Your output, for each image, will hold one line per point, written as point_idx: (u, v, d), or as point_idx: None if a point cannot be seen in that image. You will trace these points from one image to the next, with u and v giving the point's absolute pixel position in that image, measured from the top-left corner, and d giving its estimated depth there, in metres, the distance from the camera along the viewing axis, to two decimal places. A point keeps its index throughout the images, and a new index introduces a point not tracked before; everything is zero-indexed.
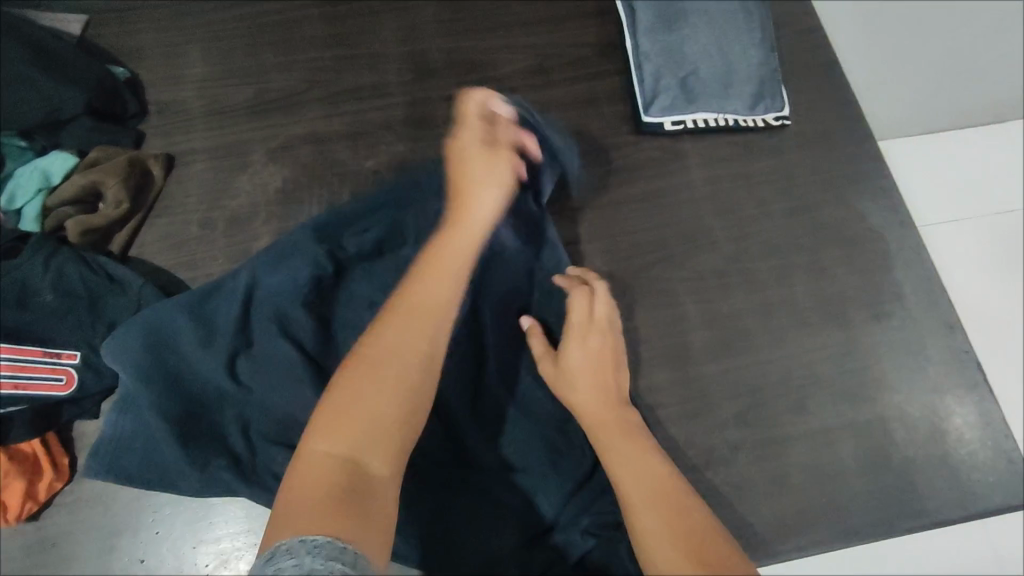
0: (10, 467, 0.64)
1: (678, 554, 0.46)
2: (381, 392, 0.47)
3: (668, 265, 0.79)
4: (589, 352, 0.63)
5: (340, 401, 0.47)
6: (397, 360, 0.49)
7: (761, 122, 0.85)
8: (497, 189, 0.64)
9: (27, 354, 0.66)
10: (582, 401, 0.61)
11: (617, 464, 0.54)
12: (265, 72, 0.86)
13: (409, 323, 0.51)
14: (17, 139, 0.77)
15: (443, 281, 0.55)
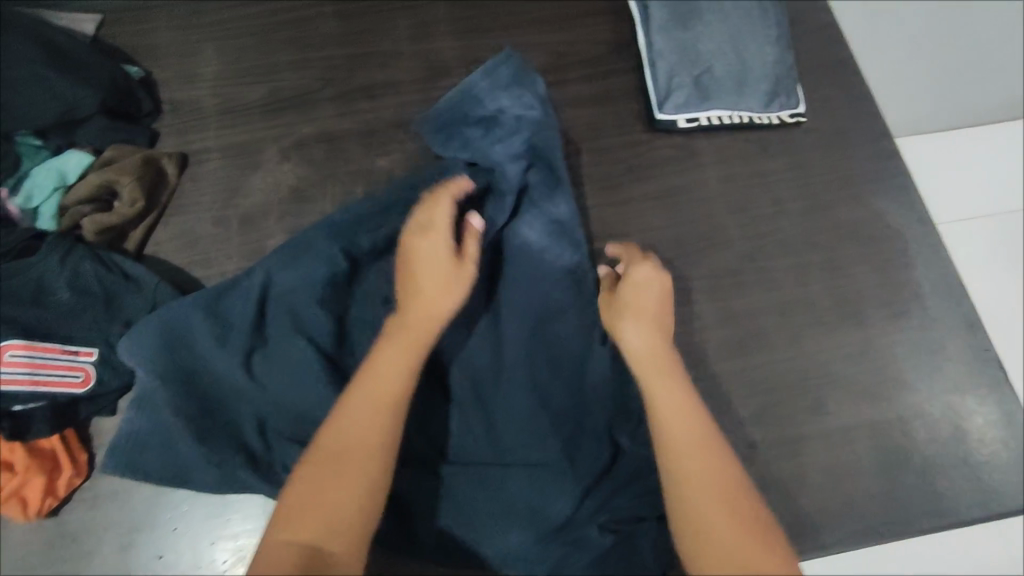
0: (28, 464, 0.64)
1: (718, 502, 0.49)
2: (337, 485, 0.49)
3: (683, 263, 0.78)
4: (645, 297, 0.65)
5: (300, 495, 0.49)
6: (353, 451, 0.51)
7: (775, 120, 0.84)
8: (451, 281, 0.62)
9: (45, 351, 0.66)
10: (631, 338, 0.63)
11: (659, 403, 0.56)
12: (279, 70, 0.86)
13: (367, 411, 0.53)
14: (32, 138, 0.76)
15: (400, 366, 0.56)
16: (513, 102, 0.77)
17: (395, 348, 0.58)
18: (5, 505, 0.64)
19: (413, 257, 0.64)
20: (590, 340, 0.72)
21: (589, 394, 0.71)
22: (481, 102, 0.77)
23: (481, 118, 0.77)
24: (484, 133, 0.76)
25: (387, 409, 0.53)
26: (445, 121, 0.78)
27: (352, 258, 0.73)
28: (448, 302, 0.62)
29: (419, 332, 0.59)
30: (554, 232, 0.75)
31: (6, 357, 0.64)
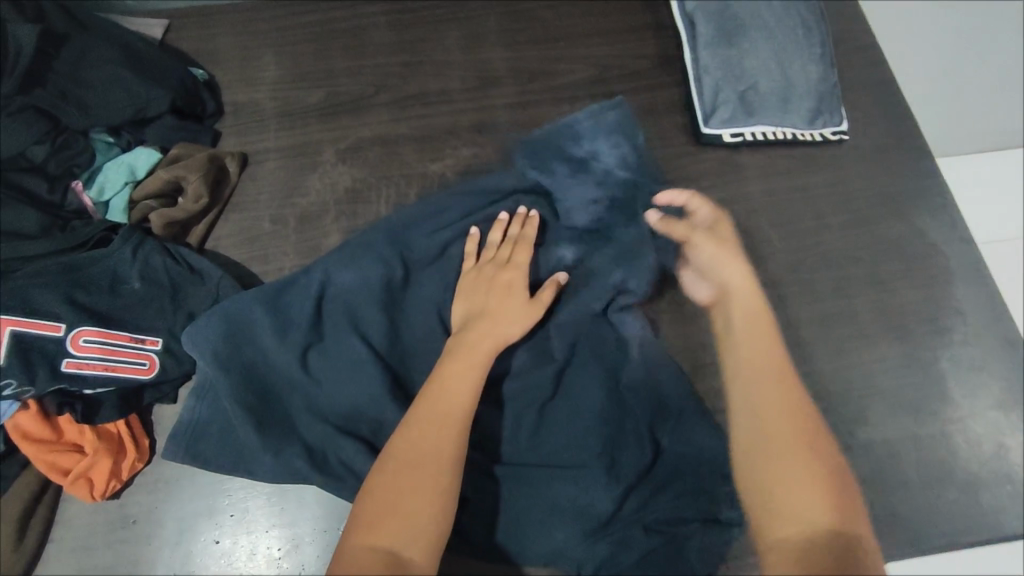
0: (98, 447, 0.66)
1: (786, 429, 0.54)
2: (414, 496, 0.53)
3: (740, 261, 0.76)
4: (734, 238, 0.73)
5: (378, 503, 0.53)
6: (426, 465, 0.55)
7: (818, 137, 0.86)
8: (511, 311, 0.68)
9: (116, 338, 0.68)
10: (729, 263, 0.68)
11: (745, 341, 0.62)
12: (336, 75, 0.89)
13: (436, 428, 0.57)
14: (105, 135, 0.79)
15: (464, 385, 0.61)
16: (611, 150, 0.79)
17: (460, 370, 0.62)
18: (73, 485, 0.65)
19: (483, 289, 0.70)
20: (632, 344, 0.75)
21: (634, 398, 0.72)
22: (580, 140, 0.79)
23: (574, 155, 0.79)
24: (572, 169, 0.78)
25: (455, 427, 0.58)
26: (539, 149, 0.80)
27: (406, 261, 0.75)
28: (506, 329, 0.67)
29: (480, 354, 0.64)
30: (597, 246, 0.76)
31: (81, 343, 0.67)
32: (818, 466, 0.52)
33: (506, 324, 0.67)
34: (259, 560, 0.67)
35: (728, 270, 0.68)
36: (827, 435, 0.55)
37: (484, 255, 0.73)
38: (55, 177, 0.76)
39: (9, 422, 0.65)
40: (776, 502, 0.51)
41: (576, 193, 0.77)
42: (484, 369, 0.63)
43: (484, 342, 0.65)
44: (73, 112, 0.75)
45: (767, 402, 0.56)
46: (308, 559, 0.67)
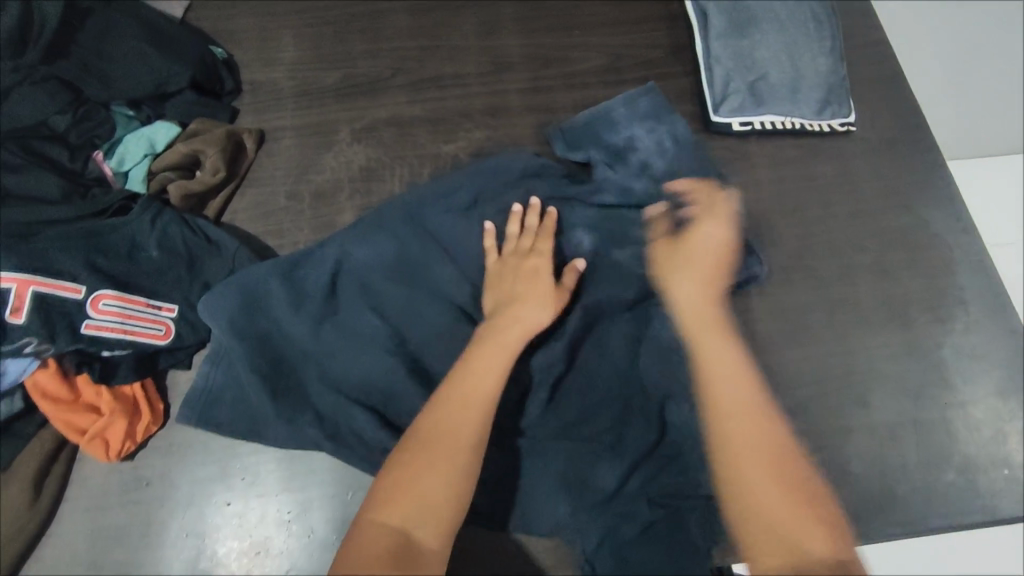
0: (115, 408, 0.67)
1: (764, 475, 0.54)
2: (430, 476, 0.54)
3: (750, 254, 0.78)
4: (710, 248, 0.70)
5: (394, 481, 0.54)
6: (445, 447, 0.56)
7: (827, 128, 0.88)
8: (537, 304, 0.68)
9: (133, 303, 0.69)
10: (687, 285, 0.68)
11: (714, 378, 0.60)
12: (354, 58, 0.90)
13: (459, 411, 0.58)
14: (125, 108, 0.81)
15: (491, 372, 0.61)
16: (648, 135, 0.84)
17: (488, 356, 0.63)
18: (89, 444, 0.66)
19: (506, 276, 0.71)
20: (641, 324, 0.75)
21: (639, 377, 0.74)
22: (616, 127, 0.85)
23: (612, 143, 0.84)
24: (610, 157, 0.83)
25: (477, 412, 0.58)
26: (578, 134, 0.85)
27: (418, 236, 0.76)
28: (533, 320, 0.67)
29: (508, 342, 0.64)
30: (607, 231, 0.78)
31: (100, 306, 0.67)
32: (787, 495, 0.54)
33: (533, 313, 0.67)
34: (269, 523, 0.68)
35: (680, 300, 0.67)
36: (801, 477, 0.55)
37: (505, 247, 0.74)
38: (76, 147, 0.76)
39: (28, 379, 0.65)
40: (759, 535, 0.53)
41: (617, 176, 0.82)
42: (512, 357, 0.63)
43: (512, 333, 0.65)
44: (96, 84, 0.77)
45: (752, 439, 0.56)
46: (318, 523, 0.68)
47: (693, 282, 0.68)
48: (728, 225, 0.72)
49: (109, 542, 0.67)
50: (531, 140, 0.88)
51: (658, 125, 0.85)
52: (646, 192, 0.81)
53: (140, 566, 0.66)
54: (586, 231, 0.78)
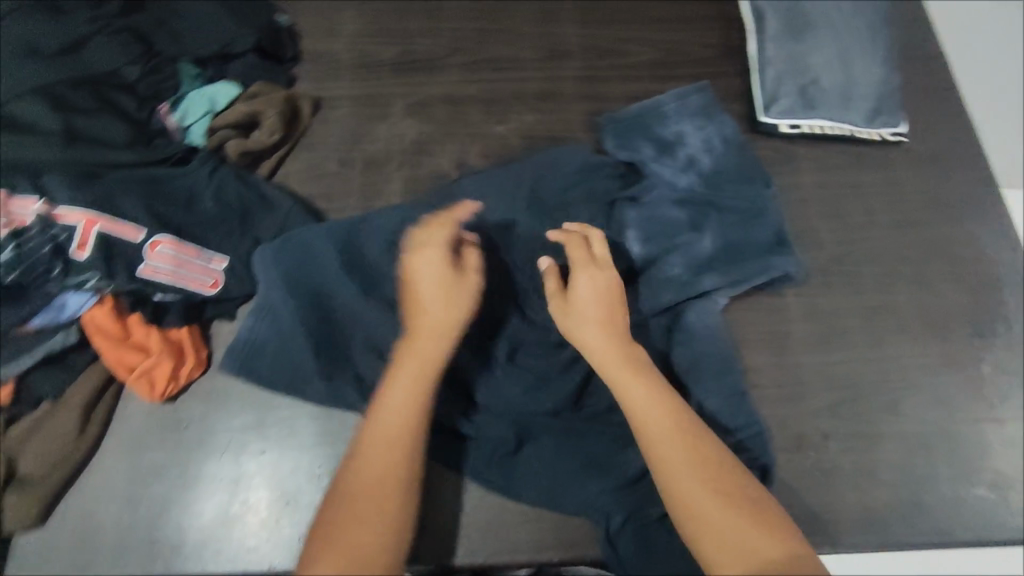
0: (162, 348, 0.69)
1: (706, 489, 0.55)
2: (364, 519, 0.53)
3: (788, 253, 0.78)
4: (597, 292, 0.66)
5: (323, 538, 0.52)
6: (372, 498, 0.54)
7: (876, 137, 0.87)
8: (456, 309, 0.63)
9: (187, 251, 0.71)
10: (589, 341, 0.64)
11: (638, 408, 0.60)
12: (413, 35, 0.92)
13: (371, 452, 0.56)
14: (190, 67, 0.81)
15: (412, 406, 0.58)
16: (697, 132, 0.85)
17: (395, 379, 0.59)
18: (136, 383, 0.68)
19: (412, 278, 0.64)
20: (674, 316, 0.76)
21: (673, 366, 0.74)
22: (666, 121, 0.86)
23: (663, 136, 0.85)
24: (658, 150, 0.84)
25: (401, 453, 0.56)
26: (628, 125, 0.86)
27: (465, 216, 0.78)
28: (446, 327, 0.62)
29: (426, 368, 0.60)
30: (653, 231, 0.80)
31: (156, 250, 0.69)
32: (735, 509, 0.54)
33: (439, 317, 0.62)
34: (300, 474, 0.70)
35: (598, 354, 0.63)
36: (740, 482, 0.57)
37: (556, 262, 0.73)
38: (143, 98, 0.77)
39: (84, 315, 0.67)
40: (720, 553, 0.52)
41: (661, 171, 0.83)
42: (424, 375, 0.60)
43: (425, 350, 0.61)
44: (167, 38, 0.80)
45: (682, 457, 0.57)
46: None
47: (594, 338, 0.64)
48: (602, 262, 0.68)
49: (147, 479, 0.69)
50: (580, 126, 0.89)
51: (707, 123, 0.86)
52: (689, 190, 0.82)
53: (172, 505, 0.68)
54: (633, 230, 0.80)
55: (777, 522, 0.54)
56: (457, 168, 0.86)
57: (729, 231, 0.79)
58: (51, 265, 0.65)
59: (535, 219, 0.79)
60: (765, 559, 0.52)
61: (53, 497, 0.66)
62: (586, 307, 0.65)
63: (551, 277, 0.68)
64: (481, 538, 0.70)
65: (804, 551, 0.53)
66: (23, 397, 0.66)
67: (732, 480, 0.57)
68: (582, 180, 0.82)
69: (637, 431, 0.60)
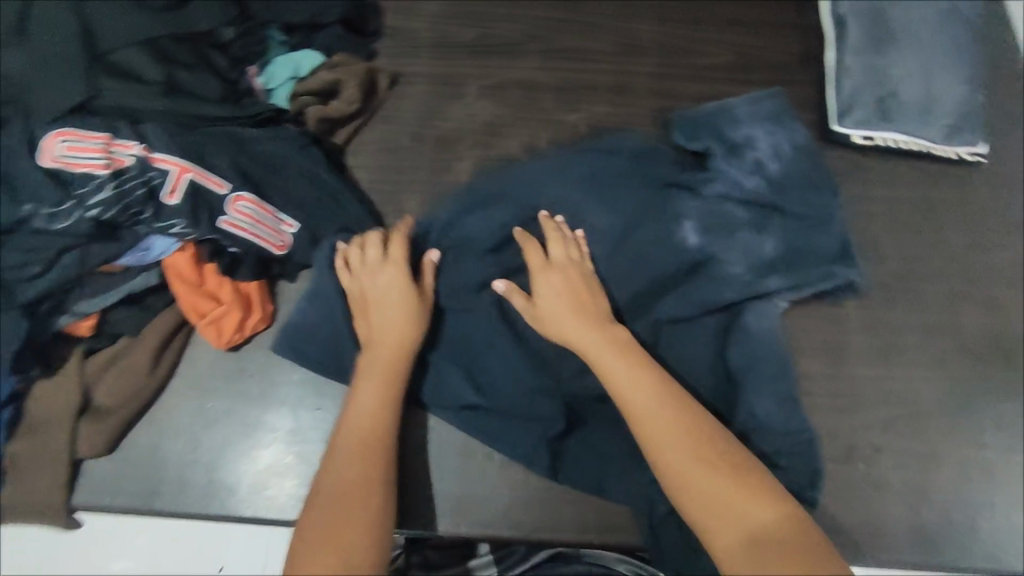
0: (233, 299, 0.72)
1: (694, 459, 0.57)
2: (342, 523, 0.56)
3: (853, 264, 0.77)
4: (559, 294, 0.69)
5: (309, 540, 0.55)
6: (349, 500, 0.58)
7: (953, 155, 0.86)
8: (410, 325, 0.69)
9: (265, 211, 0.72)
10: (568, 339, 0.67)
11: (626, 388, 0.62)
12: (491, 19, 0.94)
13: (342, 462, 0.61)
14: (277, 34, 0.84)
15: (376, 416, 0.64)
16: (768, 138, 0.82)
17: (360, 393, 0.65)
18: (206, 329, 0.71)
19: (374, 296, 0.69)
20: (732, 316, 0.76)
21: (728, 365, 0.74)
22: (737, 124, 0.82)
23: (732, 139, 0.82)
24: (726, 152, 0.81)
25: (372, 456, 0.61)
26: (695, 125, 0.83)
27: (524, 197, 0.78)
28: (403, 342, 0.68)
29: (390, 380, 0.66)
30: (712, 225, 0.78)
31: (236, 206, 0.70)
32: (725, 477, 0.56)
33: (396, 332, 0.68)
34: None
35: (584, 348, 0.66)
36: (729, 450, 0.58)
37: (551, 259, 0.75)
38: (235, 59, 0.80)
39: (166, 259, 0.70)
40: (714, 521, 0.54)
41: (722, 172, 0.80)
42: (386, 389, 0.66)
43: (387, 365, 0.67)
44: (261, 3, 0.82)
45: (671, 431, 0.59)
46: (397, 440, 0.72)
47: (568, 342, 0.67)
48: (559, 261, 0.72)
49: (209, 422, 0.72)
50: (650, 122, 0.89)
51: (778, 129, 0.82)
52: (757, 191, 0.79)
53: (233, 450, 0.71)
54: (689, 220, 0.79)
55: (768, 488, 0.56)
56: (526, 152, 0.87)
57: (792, 235, 0.78)
58: (144, 208, 0.66)
59: (596, 205, 0.79)
60: (756, 522, 0.53)
61: (124, 428, 0.70)
62: (552, 313, 0.68)
63: (513, 293, 0.71)
64: (524, 512, 0.71)
65: (795, 512, 0.55)
66: (104, 332, 0.70)
67: (722, 449, 0.58)
68: (645, 171, 0.81)
69: (623, 411, 0.62)
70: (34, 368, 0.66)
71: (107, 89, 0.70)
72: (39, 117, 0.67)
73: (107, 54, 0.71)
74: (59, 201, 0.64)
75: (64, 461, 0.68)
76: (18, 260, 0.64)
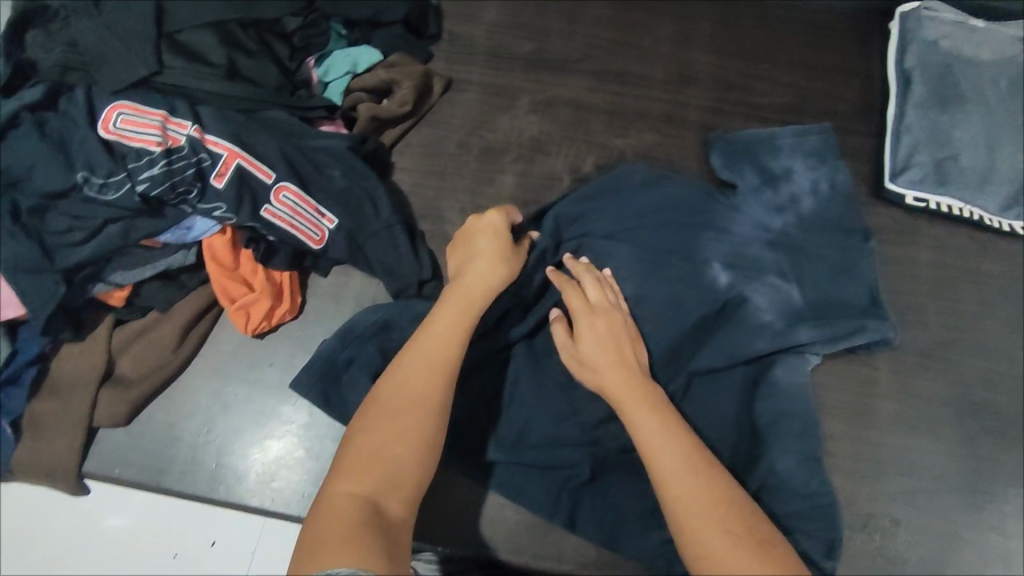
0: (264, 286, 0.72)
1: (715, 525, 0.55)
2: (392, 444, 0.55)
3: (883, 318, 0.75)
4: (600, 338, 0.68)
5: (358, 448, 0.54)
6: (405, 415, 0.56)
7: (1008, 227, 0.83)
8: (494, 263, 0.68)
9: (305, 205, 0.71)
10: (607, 384, 0.66)
11: (652, 447, 0.60)
12: (549, 34, 0.93)
13: (408, 374, 0.58)
14: (340, 27, 0.85)
15: (450, 335, 0.61)
16: (807, 172, 0.83)
17: (441, 309, 0.63)
18: (234, 313, 0.71)
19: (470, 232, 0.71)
20: (761, 367, 0.74)
21: (750, 417, 0.72)
22: (778, 154, 0.85)
23: (771, 170, 0.84)
24: (761, 181, 0.83)
25: (440, 377, 0.59)
26: (741, 148, 0.85)
27: (557, 221, 0.80)
28: (489, 275, 0.67)
29: (467, 308, 0.64)
30: (740, 265, 0.77)
31: (280, 196, 0.70)
32: (744, 548, 0.54)
33: (481, 263, 0.68)
34: None
35: (620, 398, 0.65)
36: (752, 521, 0.56)
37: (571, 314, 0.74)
38: (296, 49, 0.80)
39: (206, 240, 0.70)
40: None
41: (749, 209, 0.81)
42: (467, 312, 0.64)
43: (469, 292, 0.65)
44: None
45: (694, 492, 0.57)
46: None
47: (610, 384, 0.66)
48: (602, 304, 0.71)
49: (226, 406, 0.72)
50: (699, 156, 0.88)
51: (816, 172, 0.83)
52: (780, 230, 0.80)
53: (245, 437, 0.71)
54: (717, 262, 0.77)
55: (789, 565, 0.53)
56: (570, 172, 0.86)
57: (823, 285, 0.78)
58: (191, 187, 0.66)
59: (631, 228, 0.79)
60: None
61: (143, 401, 0.71)
62: (592, 357, 0.68)
63: (558, 324, 0.71)
64: (526, 539, 0.70)
65: None
66: (134, 304, 0.71)
67: (745, 519, 0.56)
68: (682, 207, 0.80)
69: (648, 468, 0.60)
70: (64, 331, 0.67)
71: (170, 67, 0.71)
72: (102, 89, 0.68)
73: (175, 32, 0.72)
74: (110, 172, 0.64)
75: (81, 428, 0.68)
76: (62, 226, 0.64)
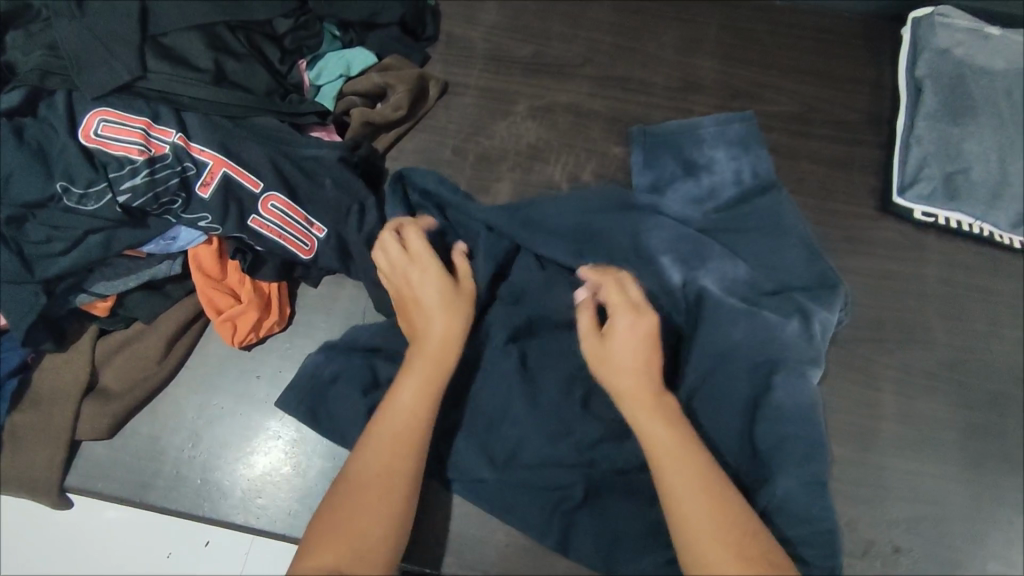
0: (252, 298, 0.70)
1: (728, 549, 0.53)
2: (361, 521, 0.53)
3: (825, 298, 0.74)
4: (637, 339, 0.64)
5: (327, 524, 0.53)
6: (375, 489, 0.54)
7: (1017, 243, 0.81)
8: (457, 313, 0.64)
9: (295, 214, 0.69)
10: (623, 388, 0.63)
11: (666, 462, 0.58)
12: (550, 37, 0.90)
13: (378, 447, 0.56)
14: (333, 28, 0.82)
15: (420, 402, 0.59)
16: (729, 162, 0.82)
17: (409, 372, 0.60)
18: (219, 325, 0.69)
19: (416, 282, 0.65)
20: (763, 388, 0.71)
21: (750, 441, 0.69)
22: (700, 145, 0.84)
23: (693, 159, 0.83)
24: (682, 173, 0.83)
25: (411, 449, 0.57)
26: (661, 139, 0.84)
27: (550, 223, 0.78)
28: (453, 325, 0.63)
29: (437, 368, 0.61)
30: (686, 252, 0.76)
31: (269, 206, 0.68)
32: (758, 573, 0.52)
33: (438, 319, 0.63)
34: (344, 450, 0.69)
35: (637, 404, 0.61)
36: (763, 543, 0.55)
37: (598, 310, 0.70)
38: (287, 51, 0.77)
39: (191, 251, 0.69)
40: None
41: (676, 208, 0.79)
42: (435, 369, 0.61)
43: (433, 349, 0.62)
44: None
45: (707, 513, 0.55)
46: None
47: (630, 391, 0.62)
48: (644, 308, 0.67)
49: (212, 420, 0.71)
50: None
51: None
52: (703, 220, 0.79)
53: (231, 452, 0.69)
54: (710, 278, 0.75)
55: None
56: (569, 181, 0.84)
57: (769, 277, 0.76)
58: (175, 197, 0.65)
59: (622, 232, 0.77)
60: None
61: (126, 414, 0.69)
62: (626, 357, 0.63)
63: (585, 312, 0.67)
64: (517, 557, 0.69)
65: None
66: (119, 315, 0.69)
67: (757, 543, 0.55)
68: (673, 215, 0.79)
69: (659, 483, 0.58)
70: (45, 343, 0.65)
71: (155, 72, 0.68)
72: (83, 94, 0.66)
73: (160, 35, 0.70)
74: (90, 182, 0.62)
75: (63, 442, 0.67)
76: (43, 236, 0.63)
